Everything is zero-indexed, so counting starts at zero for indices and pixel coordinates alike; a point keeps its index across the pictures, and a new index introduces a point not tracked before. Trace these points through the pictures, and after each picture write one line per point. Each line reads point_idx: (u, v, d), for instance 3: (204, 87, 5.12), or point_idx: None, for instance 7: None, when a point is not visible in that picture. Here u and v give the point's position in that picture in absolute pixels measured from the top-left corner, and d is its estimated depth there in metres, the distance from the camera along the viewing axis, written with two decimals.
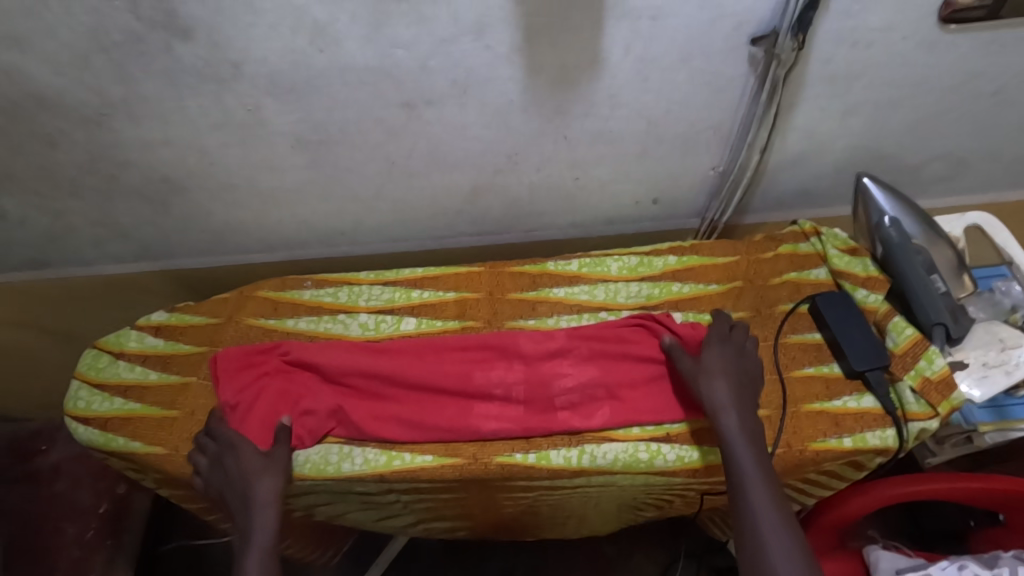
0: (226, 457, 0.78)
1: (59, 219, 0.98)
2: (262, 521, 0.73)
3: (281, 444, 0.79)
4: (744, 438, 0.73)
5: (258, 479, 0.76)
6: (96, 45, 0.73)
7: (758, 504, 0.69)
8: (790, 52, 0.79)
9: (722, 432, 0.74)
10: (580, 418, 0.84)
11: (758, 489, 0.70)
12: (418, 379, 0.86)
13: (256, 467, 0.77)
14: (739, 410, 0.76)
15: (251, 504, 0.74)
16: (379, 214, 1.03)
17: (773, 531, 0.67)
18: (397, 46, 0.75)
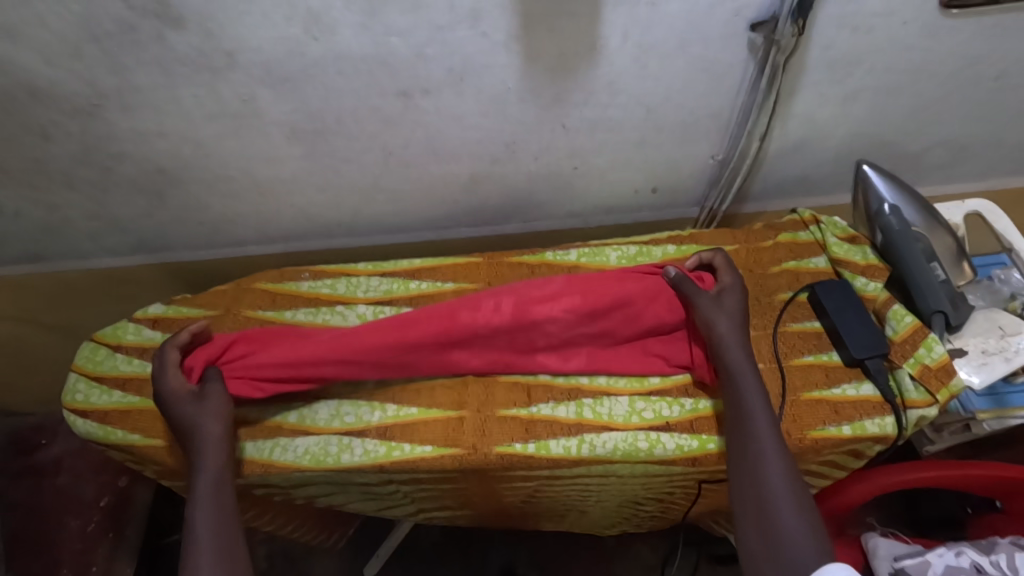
0: (175, 396, 0.78)
1: (54, 211, 0.97)
2: (213, 454, 0.74)
3: (216, 384, 0.79)
4: (750, 367, 0.76)
5: (206, 415, 0.76)
6: (87, 35, 0.72)
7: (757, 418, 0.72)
8: (790, 38, 0.78)
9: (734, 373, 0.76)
10: (556, 360, 0.87)
11: (760, 414, 0.73)
12: (403, 319, 0.86)
13: (200, 407, 0.77)
14: (743, 344, 0.78)
15: (202, 438, 0.74)
16: (377, 204, 1.03)
17: (770, 449, 0.70)
18: (392, 33, 0.74)
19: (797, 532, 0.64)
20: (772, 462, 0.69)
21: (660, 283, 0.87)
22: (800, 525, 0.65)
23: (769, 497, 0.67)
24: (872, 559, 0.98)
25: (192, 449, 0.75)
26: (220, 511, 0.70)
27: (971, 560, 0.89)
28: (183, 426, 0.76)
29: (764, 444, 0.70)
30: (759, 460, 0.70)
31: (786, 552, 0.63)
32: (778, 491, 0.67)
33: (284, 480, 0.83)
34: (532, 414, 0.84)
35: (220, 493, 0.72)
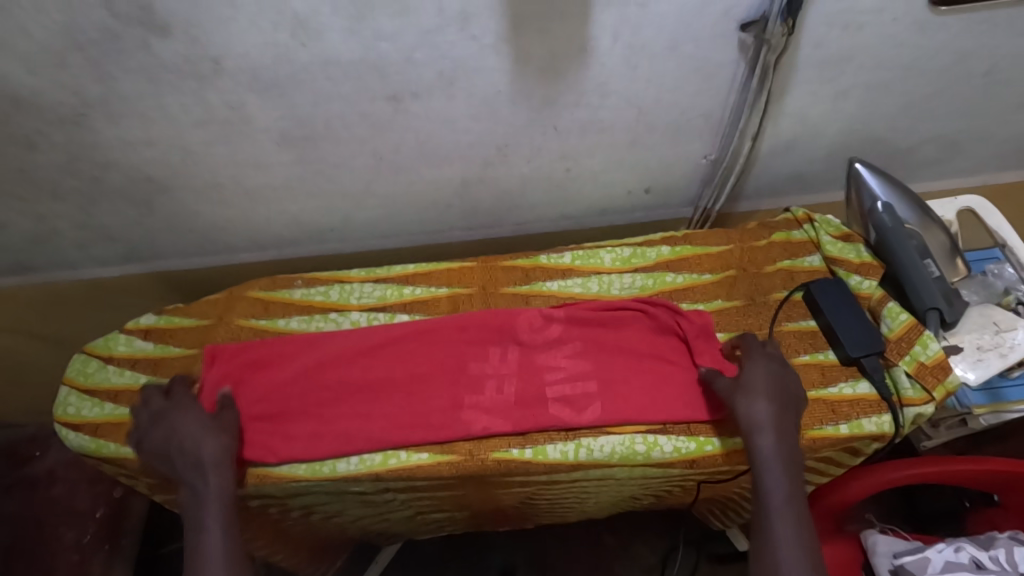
0: (166, 431, 0.77)
1: (42, 222, 0.96)
2: (213, 479, 0.73)
3: (228, 408, 0.81)
4: (778, 464, 0.72)
5: (207, 436, 0.76)
6: (72, 45, 0.71)
7: (771, 475, 0.72)
8: (780, 37, 0.78)
9: (751, 433, 0.74)
10: (571, 412, 0.83)
11: (780, 516, 0.70)
12: (412, 372, 0.86)
13: (204, 430, 0.77)
14: (777, 434, 0.74)
15: (200, 460, 0.74)
16: (369, 210, 1.02)
17: (783, 529, 0.70)
18: (381, 37, 0.74)
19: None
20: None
21: (659, 323, 0.89)
22: None
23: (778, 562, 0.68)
24: (873, 557, 0.97)
25: (188, 470, 0.74)
26: (224, 545, 0.70)
27: (970, 556, 0.89)
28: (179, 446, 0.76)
29: (782, 555, 0.68)
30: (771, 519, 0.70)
31: None
32: None
33: (279, 490, 0.82)
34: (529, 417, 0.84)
35: (225, 526, 0.72)
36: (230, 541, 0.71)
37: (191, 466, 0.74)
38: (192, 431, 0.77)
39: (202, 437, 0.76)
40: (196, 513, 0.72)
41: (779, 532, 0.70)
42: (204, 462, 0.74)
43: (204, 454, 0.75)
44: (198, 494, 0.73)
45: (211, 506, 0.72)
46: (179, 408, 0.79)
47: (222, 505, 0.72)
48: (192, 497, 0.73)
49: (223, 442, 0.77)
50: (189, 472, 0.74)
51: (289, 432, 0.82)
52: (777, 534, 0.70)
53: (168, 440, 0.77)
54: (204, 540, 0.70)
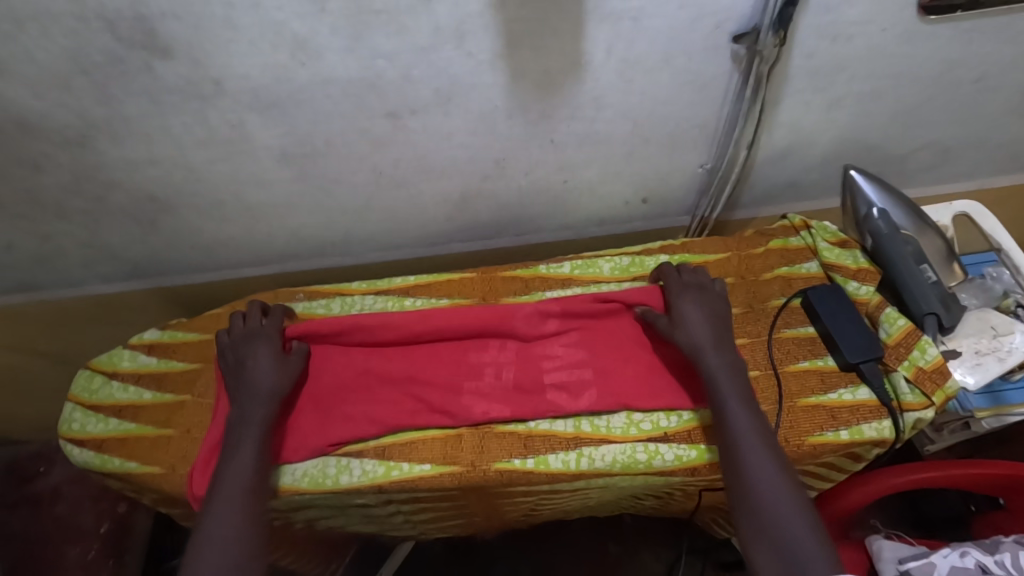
0: (237, 356, 0.85)
1: (46, 241, 0.97)
2: (261, 409, 0.79)
3: (296, 355, 0.86)
4: (728, 375, 0.77)
5: (258, 363, 0.83)
6: (76, 68, 0.72)
7: (716, 371, 0.77)
8: (773, 48, 0.79)
9: (698, 349, 0.79)
10: (568, 399, 0.85)
11: (733, 400, 0.75)
12: (413, 359, 0.89)
13: (254, 360, 0.84)
14: (719, 348, 0.80)
15: (255, 386, 0.81)
16: (369, 223, 1.03)
17: (736, 410, 0.74)
18: (378, 56, 0.75)
19: (786, 518, 0.65)
20: (748, 446, 0.71)
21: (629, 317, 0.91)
22: (768, 474, 0.68)
23: (736, 436, 0.72)
24: (878, 563, 0.97)
25: (242, 395, 0.81)
26: (253, 464, 0.75)
27: (976, 560, 0.88)
28: (240, 365, 0.84)
29: (738, 430, 0.72)
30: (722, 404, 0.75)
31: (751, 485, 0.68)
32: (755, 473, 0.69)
33: (282, 503, 0.83)
34: (530, 429, 0.84)
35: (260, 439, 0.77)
36: (260, 461, 0.76)
37: (249, 388, 0.81)
38: (261, 364, 0.83)
39: (264, 369, 0.83)
40: (240, 430, 0.78)
41: (731, 408, 0.74)
42: (258, 391, 0.81)
43: (261, 385, 0.81)
44: (243, 414, 0.79)
45: (251, 427, 0.78)
46: (257, 339, 0.86)
47: (261, 432, 0.78)
48: (243, 419, 0.79)
49: (285, 376, 0.83)
50: (246, 395, 0.81)
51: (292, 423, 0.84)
52: (730, 414, 0.74)
53: (240, 363, 0.84)
54: (235, 456, 0.76)
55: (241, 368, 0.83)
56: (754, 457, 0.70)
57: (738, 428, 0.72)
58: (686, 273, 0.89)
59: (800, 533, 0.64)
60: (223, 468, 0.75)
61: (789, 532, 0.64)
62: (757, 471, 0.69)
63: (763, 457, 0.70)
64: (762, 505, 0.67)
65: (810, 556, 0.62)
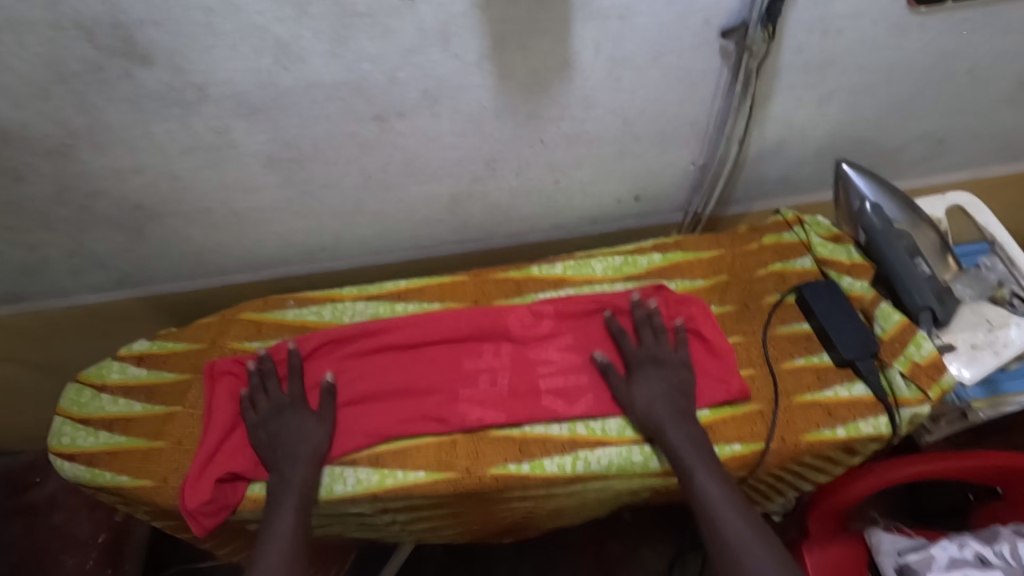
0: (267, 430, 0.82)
1: (32, 252, 0.96)
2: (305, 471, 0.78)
3: (328, 405, 0.83)
4: (692, 449, 0.76)
5: (294, 429, 0.81)
6: (54, 77, 0.71)
7: (676, 442, 0.76)
8: (762, 43, 0.77)
9: (658, 426, 0.78)
10: (564, 404, 0.84)
11: (700, 470, 0.74)
12: (408, 367, 0.88)
13: (283, 423, 0.82)
14: (678, 421, 0.78)
15: (294, 454, 0.79)
16: (359, 227, 1.02)
17: (705, 480, 0.73)
18: (363, 59, 0.74)
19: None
20: (725, 516, 0.70)
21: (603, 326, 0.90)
22: (749, 542, 0.69)
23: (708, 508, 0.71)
24: (876, 556, 0.97)
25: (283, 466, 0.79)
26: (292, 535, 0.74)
27: (975, 552, 0.88)
28: (274, 429, 0.82)
29: (711, 500, 0.72)
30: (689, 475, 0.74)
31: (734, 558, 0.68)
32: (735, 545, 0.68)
33: None
34: (525, 432, 0.83)
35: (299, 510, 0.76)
36: (301, 526, 0.75)
37: (285, 454, 0.79)
38: (296, 429, 0.81)
39: (305, 436, 0.81)
40: (280, 496, 0.77)
41: (699, 479, 0.73)
42: (299, 458, 0.79)
43: (302, 451, 0.79)
44: (282, 484, 0.77)
45: (291, 496, 0.76)
46: (288, 403, 0.83)
47: (302, 501, 0.76)
48: (285, 484, 0.77)
49: (321, 438, 0.81)
50: (285, 462, 0.79)
51: None
52: (700, 485, 0.73)
53: (274, 429, 0.82)
54: (276, 526, 0.74)
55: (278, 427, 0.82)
56: (730, 531, 0.69)
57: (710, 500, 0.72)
58: (644, 338, 0.86)
59: None
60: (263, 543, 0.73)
61: None
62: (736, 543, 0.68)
63: (740, 528, 0.69)
64: None
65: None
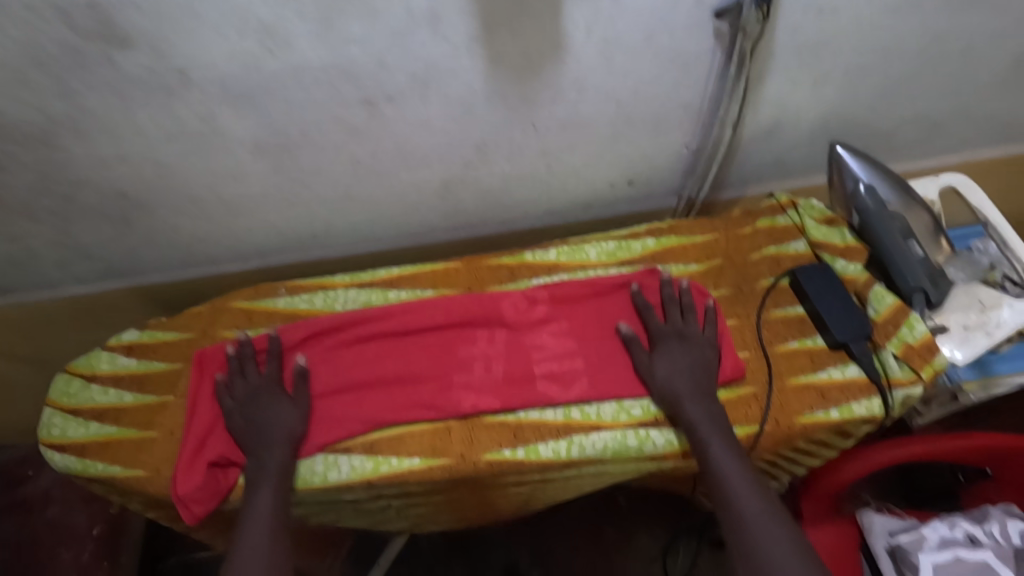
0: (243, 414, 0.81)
1: (16, 243, 0.94)
2: (278, 454, 0.78)
3: (302, 387, 0.84)
4: (708, 423, 0.76)
5: (271, 407, 0.81)
6: (33, 61, 0.69)
7: (694, 415, 0.77)
8: (756, 24, 0.75)
9: (678, 399, 0.79)
10: (559, 389, 0.84)
11: (716, 441, 0.75)
12: (402, 355, 0.87)
13: (260, 402, 0.82)
14: (697, 396, 0.78)
15: (271, 432, 0.80)
16: (350, 214, 1.01)
17: (721, 452, 0.73)
18: (350, 41, 0.72)
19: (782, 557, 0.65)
20: (737, 488, 0.71)
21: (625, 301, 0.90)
22: (759, 513, 0.69)
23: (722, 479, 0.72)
24: (868, 537, 0.97)
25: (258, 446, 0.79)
26: (272, 512, 0.74)
27: (965, 531, 0.90)
28: (247, 408, 0.82)
29: (727, 471, 0.72)
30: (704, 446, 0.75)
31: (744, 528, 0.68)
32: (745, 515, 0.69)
33: None
34: (519, 418, 0.83)
35: (277, 488, 0.76)
36: (279, 501, 0.75)
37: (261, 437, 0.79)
38: (274, 409, 0.81)
39: (281, 416, 0.81)
40: (257, 474, 0.77)
41: (714, 450, 0.74)
42: (274, 438, 0.79)
43: (278, 431, 0.80)
44: (259, 463, 0.78)
45: (268, 474, 0.77)
46: (264, 386, 0.84)
47: (280, 478, 0.77)
48: (259, 465, 0.78)
49: (297, 421, 0.81)
50: (261, 443, 0.79)
51: None
52: (716, 457, 0.73)
53: (249, 407, 0.82)
54: (254, 504, 0.75)
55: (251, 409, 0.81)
56: (742, 503, 0.70)
57: (726, 472, 0.72)
58: (671, 315, 0.86)
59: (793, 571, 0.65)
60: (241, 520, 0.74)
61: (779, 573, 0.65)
62: (747, 514, 0.69)
63: (751, 499, 0.70)
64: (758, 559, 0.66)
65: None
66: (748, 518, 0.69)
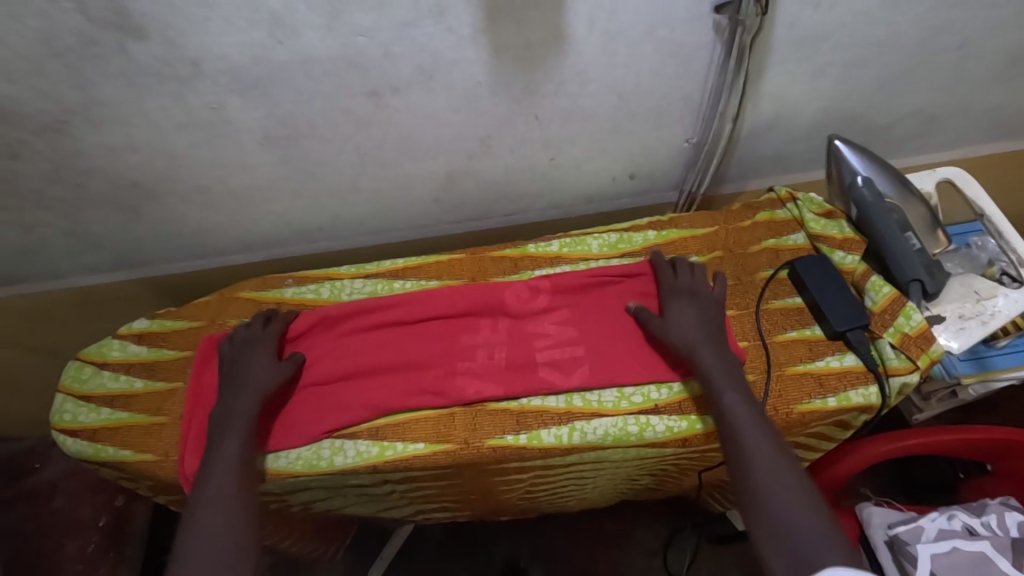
0: (234, 363, 0.85)
1: (28, 232, 0.96)
2: (243, 402, 0.80)
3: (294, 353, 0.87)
4: (722, 371, 0.77)
5: (248, 360, 0.84)
6: (48, 51, 0.71)
7: (709, 365, 0.78)
8: (754, 17, 0.78)
9: (693, 350, 0.80)
10: (560, 375, 0.85)
11: (728, 388, 0.75)
12: (407, 343, 0.89)
13: (238, 356, 0.85)
14: (713, 348, 0.80)
15: (249, 379, 0.82)
16: (356, 206, 1.03)
17: (733, 400, 0.74)
18: (358, 33, 0.74)
19: (789, 494, 0.65)
20: (748, 432, 0.71)
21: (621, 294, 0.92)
22: (768, 455, 0.68)
23: (732, 423, 0.72)
24: (867, 530, 0.98)
25: (228, 393, 0.81)
26: (239, 456, 0.75)
27: (963, 523, 0.91)
28: (228, 361, 0.85)
29: (738, 417, 0.72)
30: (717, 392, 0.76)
31: (754, 469, 0.68)
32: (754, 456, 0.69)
33: (279, 486, 0.84)
34: (522, 405, 0.85)
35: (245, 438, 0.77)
36: (246, 449, 0.76)
37: (239, 382, 0.82)
38: (253, 362, 0.84)
39: (257, 368, 0.83)
40: (223, 421, 0.78)
41: (726, 397, 0.75)
42: (249, 385, 0.82)
43: (254, 379, 0.82)
44: (227, 411, 0.79)
45: (236, 419, 0.78)
46: (245, 342, 0.87)
47: (247, 423, 0.78)
48: (226, 411, 0.79)
49: (266, 378, 0.83)
50: (230, 391, 0.81)
51: (291, 418, 0.84)
52: (727, 404, 0.74)
53: (231, 360, 0.85)
54: (223, 446, 0.76)
55: (232, 366, 0.84)
56: (752, 447, 0.69)
57: (736, 420, 0.72)
58: (681, 275, 0.89)
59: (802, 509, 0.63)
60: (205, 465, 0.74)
61: (787, 510, 0.64)
62: (754, 455, 0.69)
63: (761, 439, 0.70)
64: (765, 500, 0.65)
65: (811, 529, 0.62)
66: (757, 459, 0.68)
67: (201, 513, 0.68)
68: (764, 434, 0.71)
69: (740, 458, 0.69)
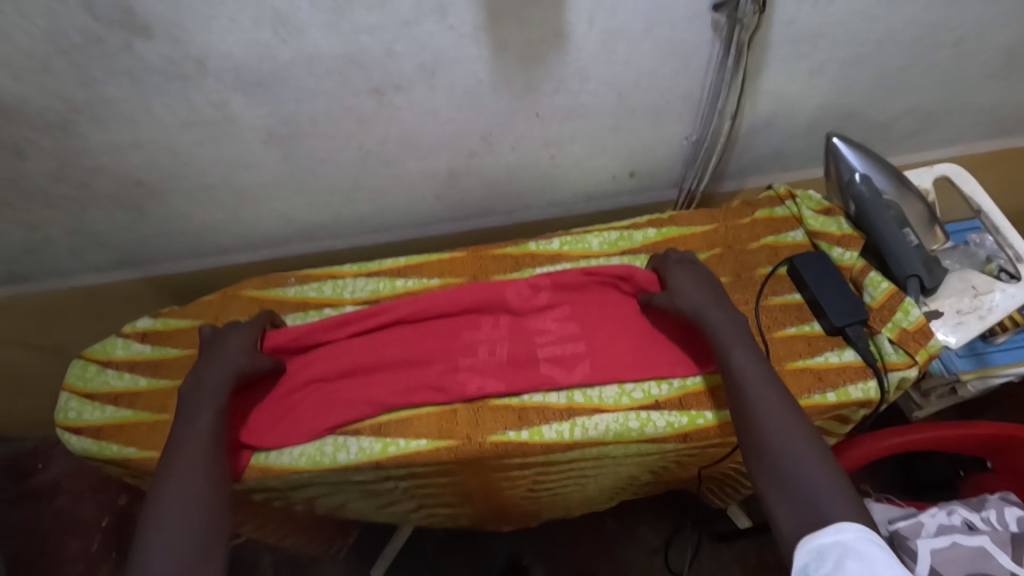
0: (216, 344, 0.85)
1: (34, 230, 0.97)
2: (214, 379, 0.80)
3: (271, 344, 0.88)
4: (728, 330, 0.79)
5: (225, 341, 0.85)
6: (55, 50, 0.72)
7: (716, 325, 0.79)
8: (752, 15, 0.78)
9: (698, 313, 0.82)
10: (562, 372, 0.86)
11: (734, 347, 0.77)
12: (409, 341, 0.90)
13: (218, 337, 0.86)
14: (720, 309, 0.82)
15: (222, 356, 0.83)
16: (358, 204, 1.04)
17: (741, 358, 0.75)
18: (360, 31, 0.75)
19: (795, 447, 0.66)
20: (753, 388, 0.72)
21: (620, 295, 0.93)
22: (773, 409, 0.70)
23: (739, 379, 0.73)
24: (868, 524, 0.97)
25: (202, 368, 0.82)
26: (211, 428, 0.76)
27: (962, 518, 0.91)
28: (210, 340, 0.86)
29: (744, 373, 0.74)
30: (725, 349, 0.77)
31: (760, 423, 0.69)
32: (761, 410, 0.70)
33: (281, 482, 0.84)
34: (524, 401, 0.85)
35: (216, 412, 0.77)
36: (218, 421, 0.77)
37: (216, 361, 0.82)
38: (233, 342, 0.85)
39: (232, 349, 0.84)
40: (195, 394, 0.79)
41: (733, 355, 0.76)
42: (222, 361, 0.83)
43: (227, 357, 0.83)
44: (199, 384, 0.80)
45: (206, 394, 0.79)
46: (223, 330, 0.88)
47: (219, 398, 0.79)
48: (198, 385, 0.80)
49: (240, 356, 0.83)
50: (204, 365, 0.82)
51: (295, 416, 0.85)
52: (734, 362, 0.75)
53: (213, 340, 0.86)
54: (196, 417, 0.76)
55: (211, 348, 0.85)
56: (760, 402, 0.71)
57: (742, 377, 0.73)
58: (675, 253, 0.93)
59: (807, 460, 0.65)
60: (175, 436, 0.75)
61: (796, 460, 0.65)
62: (761, 409, 0.70)
63: (766, 395, 0.71)
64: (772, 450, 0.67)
65: (818, 478, 0.63)
66: (765, 413, 0.70)
67: (173, 483, 0.69)
68: (772, 387, 0.72)
69: (746, 414, 0.71)
